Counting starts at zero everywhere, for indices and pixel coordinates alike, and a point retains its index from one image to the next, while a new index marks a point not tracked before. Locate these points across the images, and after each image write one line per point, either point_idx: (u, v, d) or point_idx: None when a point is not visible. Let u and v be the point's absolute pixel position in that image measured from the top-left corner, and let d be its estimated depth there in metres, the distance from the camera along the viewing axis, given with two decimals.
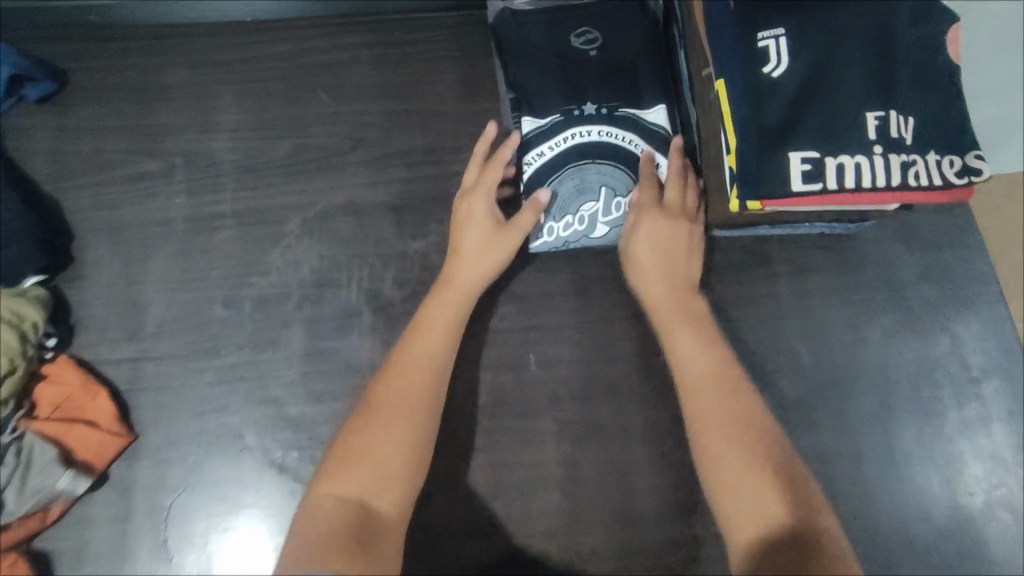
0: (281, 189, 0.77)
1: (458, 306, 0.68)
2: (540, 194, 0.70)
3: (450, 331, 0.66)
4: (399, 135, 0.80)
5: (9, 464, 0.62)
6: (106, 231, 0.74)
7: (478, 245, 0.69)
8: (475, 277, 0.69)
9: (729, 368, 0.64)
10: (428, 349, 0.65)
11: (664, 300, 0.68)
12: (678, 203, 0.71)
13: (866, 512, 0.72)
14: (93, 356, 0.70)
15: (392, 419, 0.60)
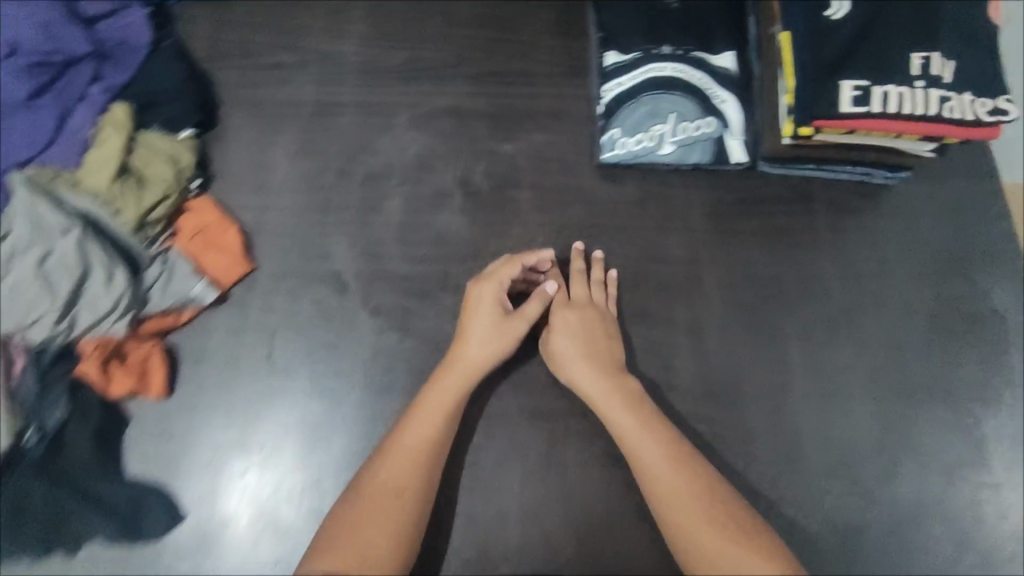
0: (396, 90, 0.90)
1: (459, 392, 0.72)
2: (548, 287, 0.77)
3: (451, 417, 0.71)
4: (499, 58, 0.93)
5: (156, 269, 0.75)
6: (246, 104, 0.88)
7: (486, 332, 0.73)
8: (476, 368, 0.73)
9: (662, 446, 0.69)
10: (424, 430, 0.69)
11: (594, 391, 0.74)
12: (583, 297, 0.80)
13: (878, 418, 0.81)
14: (226, 200, 0.83)
15: (380, 498, 0.65)
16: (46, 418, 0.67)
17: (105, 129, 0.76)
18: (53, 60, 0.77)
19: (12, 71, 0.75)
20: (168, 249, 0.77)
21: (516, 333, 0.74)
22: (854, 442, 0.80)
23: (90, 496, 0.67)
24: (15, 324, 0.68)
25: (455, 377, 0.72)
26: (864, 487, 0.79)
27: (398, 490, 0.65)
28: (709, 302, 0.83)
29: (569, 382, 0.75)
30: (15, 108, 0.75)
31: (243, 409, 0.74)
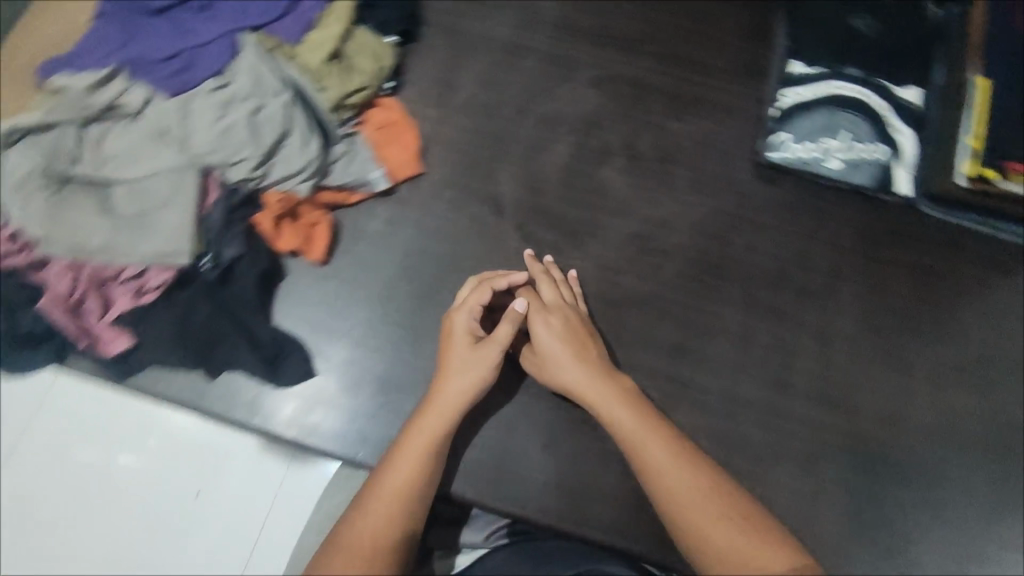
0: (583, 49, 0.95)
1: (440, 429, 0.67)
2: (517, 302, 0.73)
3: (434, 453, 0.65)
4: (684, 45, 0.97)
5: (342, 148, 0.80)
6: (446, 28, 0.94)
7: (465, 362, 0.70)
8: (457, 396, 0.68)
9: (656, 442, 0.66)
10: (404, 471, 0.63)
11: (590, 389, 0.71)
12: (559, 299, 0.77)
13: (992, 472, 0.79)
14: (411, 107, 0.88)
15: (358, 545, 0.58)
16: (223, 249, 0.72)
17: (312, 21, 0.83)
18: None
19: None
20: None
21: (495, 356, 0.70)
22: (962, 488, 0.78)
23: (244, 329, 0.72)
24: (219, 159, 0.73)
25: (432, 415, 0.67)
26: (965, 535, 0.76)
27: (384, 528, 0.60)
28: (839, 315, 0.84)
29: (566, 389, 0.72)
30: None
31: (389, 296, 0.78)
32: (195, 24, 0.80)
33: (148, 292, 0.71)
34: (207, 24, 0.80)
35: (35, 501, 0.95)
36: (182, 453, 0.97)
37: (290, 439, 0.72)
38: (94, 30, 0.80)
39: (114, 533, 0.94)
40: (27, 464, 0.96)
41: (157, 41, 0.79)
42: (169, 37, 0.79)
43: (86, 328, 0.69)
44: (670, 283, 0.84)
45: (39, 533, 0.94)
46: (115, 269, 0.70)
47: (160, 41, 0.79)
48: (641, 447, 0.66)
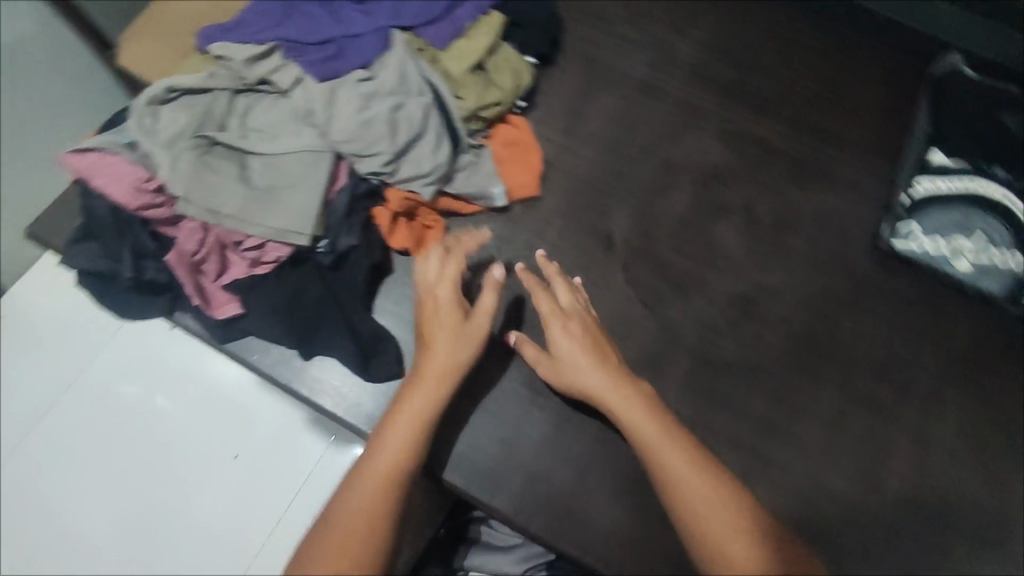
0: (715, 100, 0.94)
1: (422, 416, 0.66)
2: (497, 271, 0.71)
3: (416, 440, 0.65)
4: (819, 112, 0.94)
5: (469, 158, 0.81)
6: (583, 58, 0.95)
7: (449, 334, 0.69)
8: (439, 379, 0.68)
9: (667, 441, 0.66)
10: (387, 460, 0.63)
11: (611, 395, 0.69)
12: (572, 301, 0.75)
13: None
14: (538, 130, 0.89)
15: (354, 515, 0.61)
16: (340, 237, 0.74)
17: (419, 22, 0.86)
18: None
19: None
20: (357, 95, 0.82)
21: (479, 330, 0.70)
22: None
23: (347, 318, 0.74)
24: (352, 149, 0.75)
25: (412, 401, 0.67)
26: None
27: (379, 501, 0.61)
28: (944, 420, 0.79)
29: (584, 393, 0.71)
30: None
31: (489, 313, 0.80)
32: (352, 14, 0.82)
33: (262, 265, 0.72)
34: (364, 16, 0.82)
35: (88, 424, 0.99)
36: (232, 414, 0.99)
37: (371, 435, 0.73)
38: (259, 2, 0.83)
39: (150, 474, 0.96)
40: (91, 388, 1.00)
41: (312, 23, 0.80)
42: (326, 22, 0.81)
43: (202, 288, 0.71)
44: (770, 352, 0.81)
45: (84, 456, 0.97)
46: (239, 236, 0.71)
47: (317, 24, 0.80)
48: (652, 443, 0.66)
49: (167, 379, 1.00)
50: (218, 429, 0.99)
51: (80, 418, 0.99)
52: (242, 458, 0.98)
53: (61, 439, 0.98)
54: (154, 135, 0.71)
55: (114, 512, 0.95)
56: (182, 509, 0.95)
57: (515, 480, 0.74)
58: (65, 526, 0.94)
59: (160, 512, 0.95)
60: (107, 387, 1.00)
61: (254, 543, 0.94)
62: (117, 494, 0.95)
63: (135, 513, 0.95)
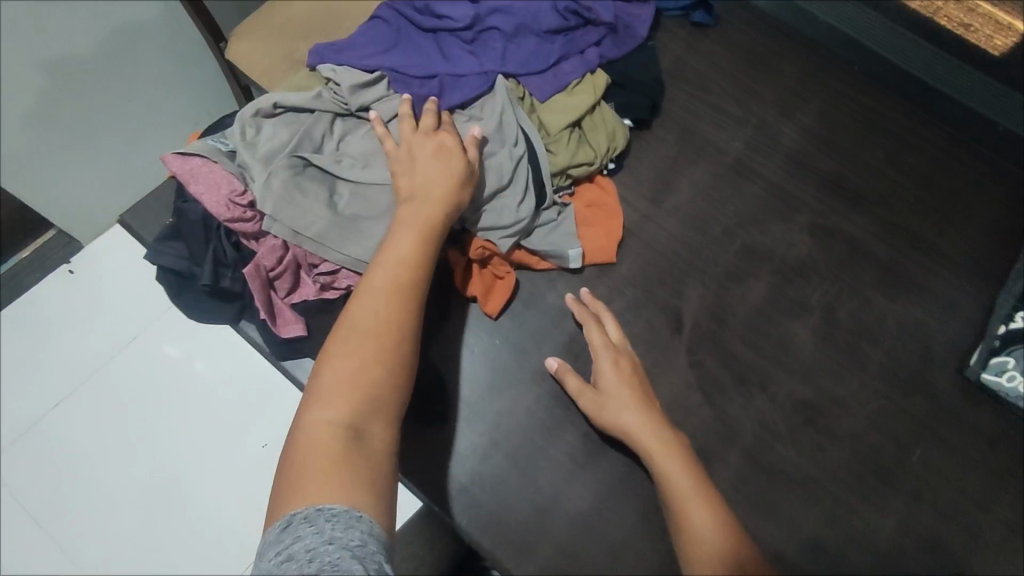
0: (810, 190, 0.91)
1: (407, 263, 0.66)
2: (476, 127, 0.73)
3: (407, 286, 0.66)
4: (918, 219, 0.90)
5: (552, 215, 0.80)
6: (679, 127, 0.93)
7: (439, 172, 0.70)
8: (423, 221, 0.68)
9: (698, 497, 0.66)
10: (378, 301, 0.64)
11: (652, 441, 0.69)
12: (623, 343, 0.76)
13: None
14: (623, 195, 0.88)
15: (353, 342, 0.62)
16: None
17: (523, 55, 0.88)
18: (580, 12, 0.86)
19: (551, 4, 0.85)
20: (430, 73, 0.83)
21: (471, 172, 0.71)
22: None
23: None
24: None
25: (395, 246, 0.67)
26: None
27: (379, 334, 0.62)
28: None
29: (623, 433, 0.70)
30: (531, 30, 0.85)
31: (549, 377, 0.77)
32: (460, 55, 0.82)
33: (331, 290, 0.73)
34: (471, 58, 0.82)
35: (127, 385, 1.03)
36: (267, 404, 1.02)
37: (407, 479, 0.72)
38: (371, 26, 0.83)
39: (180, 448, 1.01)
40: (135, 351, 1.05)
41: (421, 57, 0.81)
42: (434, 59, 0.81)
43: (271, 304, 0.72)
44: (830, 469, 0.77)
45: (122, 421, 1.02)
46: (316, 259, 0.72)
47: (425, 60, 0.81)
48: (672, 481, 0.67)
49: (205, 349, 1.04)
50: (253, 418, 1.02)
51: (123, 379, 1.04)
52: (270, 447, 1.01)
53: (103, 401, 1.03)
54: (254, 148, 0.73)
55: (139, 477, 1.00)
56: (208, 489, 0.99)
57: (546, 555, 0.70)
58: (99, 484, 1.00)
59: (187, 487, 1.00)
60: (152, 360, 1.05)
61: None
62: (149, 460, 1.00)
63: (164, 482, 1.00)
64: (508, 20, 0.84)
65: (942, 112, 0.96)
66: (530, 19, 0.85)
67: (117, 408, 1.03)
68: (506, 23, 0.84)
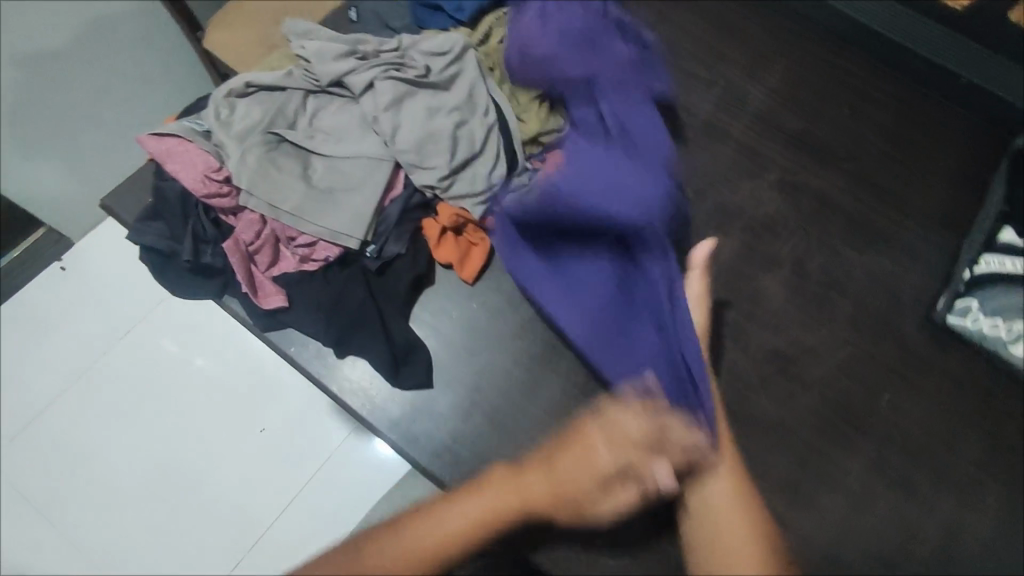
0: (778, 148, 0.92)
1: (484, 517, 0.63)
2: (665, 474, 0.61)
3: (473, 534, 0.63)
4: (885, 172, 0.92)
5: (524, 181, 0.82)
6: (648, 91, 0.95)
7: (574, 472, 0.63)
8: (516, 498, 0.64)
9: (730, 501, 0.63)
10: (439, 530, 0.62)
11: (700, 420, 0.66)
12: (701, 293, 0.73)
13: None
14: None
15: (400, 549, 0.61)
16: (388, 244, 0.76)
17: (497, 25, 0.89)
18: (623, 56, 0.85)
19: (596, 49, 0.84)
20: (406, 49, 0.83)
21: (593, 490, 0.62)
22: None
23: (385, 326, 0.75)
24: (411, 160, 0.77)
25: (485, 496, 0.65)
26: None
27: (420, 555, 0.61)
28: (979, 513, 0.76)
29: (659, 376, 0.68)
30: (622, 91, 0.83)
31: (527, 339, 0.79)
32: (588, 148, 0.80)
33: (311, 262, 0.75)
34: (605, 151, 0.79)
35: (126, 377, 1.08)
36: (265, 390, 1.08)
37: (393, 441, 0.74)
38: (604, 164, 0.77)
39: (181, 435, 1.05)
40: (132, 346, 1.09)
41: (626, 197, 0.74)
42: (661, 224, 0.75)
43: (253, 276, 0.74)
44: (802, 415, 0.79)
45: (121, 410, 1.06)
46: (294, 232, 0.74)
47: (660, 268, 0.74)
48: (707, 490, 0.64)
49: (202, 343, 1.10)
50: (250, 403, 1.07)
51: (122, 369, 1.08)
52: (268, 432, 1.06)
53: (103, 391, 1.07)
54: (228, 127, 0.75)
55: (141, 461, 1.04)
56: (207, 474, 1.04)
57: None
58: (101, 471, 1.03)
59: (187, 473, 1.04)
60: (152, 350, 1.09)
61: (273, 512, 1.02)
62: (150, 447, 1.04)
63: (163, 467, 1.04)
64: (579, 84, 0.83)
65: (910, 68, 0.97)
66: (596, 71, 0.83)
67: (116, 396, 1.07)
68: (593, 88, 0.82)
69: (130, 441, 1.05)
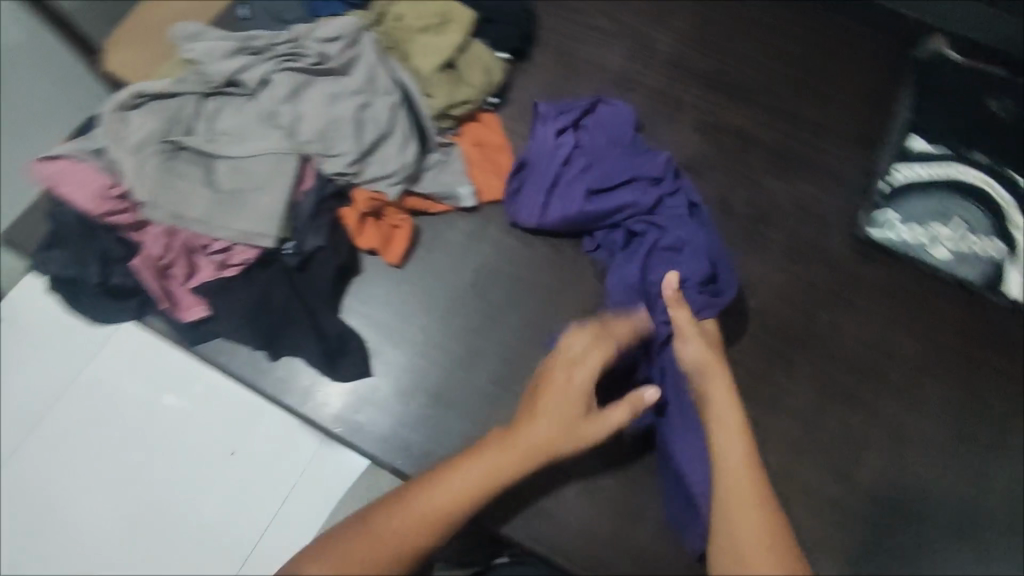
0: (692, 89, 0.92)
1: (482, 479, 0.61)
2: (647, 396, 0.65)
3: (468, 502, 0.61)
4: (798, 98, 0.92)
5: (438, 156, 0.81)
6: (557, 49, 0.93)
7: (558, 415, 0.64)
8: (508, 449, 0.63)
9: (753, 500, 0.59)
10: (436, 500, 0.60)
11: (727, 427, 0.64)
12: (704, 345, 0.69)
13: None
14: (510, 126, 0.88)
15: (395, 521, 0.58)
16: (306, 239, 0.74)
17: (387, 5, 0.86)
18: (568, 118, 0.83)
19: (538, 130, 0.81)
20: (299, 38, 0.79)
21: (587, 434, 0.64)
22: None
23: (314, 320, 0.74)
24: (318, 150, 0.75)
25: (478, 458, 0.62)
26: None
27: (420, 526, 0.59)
28: (921, 413, 0.78)
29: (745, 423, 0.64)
30: (584, 152, 0.82)
31: (463, 313, 0.78)
32: (573, 212, 0.78)
33: (231, 267, 0.73)
34: (589, 207, 0.78)
35: (85, 421, 1.03)
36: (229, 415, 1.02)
37: (336, 434, 0.73)
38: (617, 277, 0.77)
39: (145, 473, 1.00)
40: (87, 386, 1.04)
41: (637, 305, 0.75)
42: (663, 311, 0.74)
43: (169, 291, 0.72)
44: (742, 347, 0.81)
45: (80, 457, 1.01)
46: (206, 240, 0.72)
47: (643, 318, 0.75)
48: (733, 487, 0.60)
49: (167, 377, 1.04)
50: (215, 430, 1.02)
51: (77, 415, 1.03)
52: (239, 454, 1.00)
53: (59, 441, 1.02)
54: (121, 142, 0.71)
55: (109, 507, 0.99)
56: (181, 508, 0.99)
57: None
58: (68, 522, 0.99)
59: (158, 511, 0.99)
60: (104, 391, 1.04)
61: (245, 547, 0.96)
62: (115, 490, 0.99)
63: (134, 509, 0.99)
64: (538, 168, 0.80)
65: None
66: (547, 147, 0.80)
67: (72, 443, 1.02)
68: (550, 166, 0.79)
69: (94, 484, 1.00)
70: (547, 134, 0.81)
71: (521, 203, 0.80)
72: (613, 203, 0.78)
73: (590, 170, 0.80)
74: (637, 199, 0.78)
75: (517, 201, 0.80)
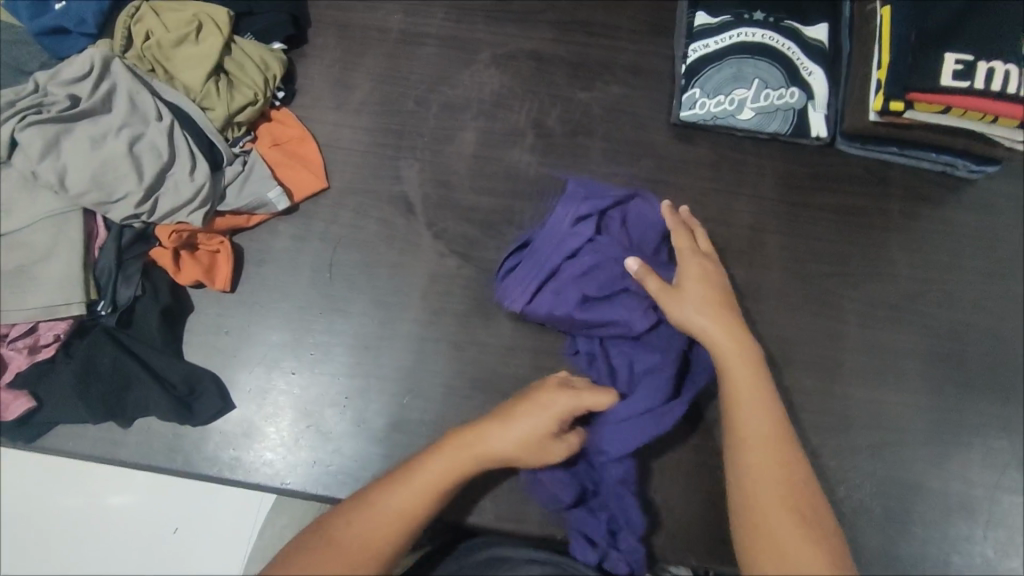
0: (482, 28, 0.90)
1: (432, 487, 0.62)
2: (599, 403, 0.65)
3: (417, 514, 0.61)
4: (586, 6, 0.91)
5: (237, 167, 0.76)
6: (334, 25, 0.88)
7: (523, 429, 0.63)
8: (460, 463, 0.63)
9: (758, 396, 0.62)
10: (397, 501, 0.60)
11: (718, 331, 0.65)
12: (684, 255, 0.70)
13: (916, 401, 0.79)
14: (308, 116, 0.85)
15: (363, 533, 0.58)
16: (118, 289, 0.71)
17: (134, 24, 0.77)
18: (598, 205, 0.74)
19: (559, 209, 0.74)
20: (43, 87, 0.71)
21: (534, 455, 0.63)
22: (883, 417, 0.78)
23: (153, 370, 0.71)
24: (96, 199, 0.69)
25: (432, 462, 0.63)
26: (891, 457, 0.77)
27: (379, 533, 0.59)
28: (768, 269, 0.82)
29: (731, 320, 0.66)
30: (597, 250, 0.73)
31: (314, 318, 0.76)
32: (558, 313, 0.73)
33: (44, 348, 0.69)
34: (576, 314, 0.72)
35: (16, 548, 0.99)
36: (160, 494, 1.00)
37: (213, 475, 0.71)
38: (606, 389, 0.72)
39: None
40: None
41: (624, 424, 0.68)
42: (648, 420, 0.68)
43: None
44: None
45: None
46: (6, 328, 0.69)
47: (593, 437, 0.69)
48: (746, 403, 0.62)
49: (99, 481, 1.01)
50: (150, 512, 1.00)
51: None
52: (182, 530, 1.00)
53: None
54: None
55: None
56: None
57: (372, 469, 0.72)
58: None
59: None
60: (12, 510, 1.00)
61: None
62: None
63: None
64: (539, 252, 0.75)
65: None
66: (558, 235, 0.74)
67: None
68: (553, 254, 0.74)
69: None
70: (565, 218, 0.74)
71: (510, 284, 0.75)
72: (605, 312, 0.72)
73: (591, 273, 0.73)
74: (630, 319, 0.71)
75: (506, 280, 0.76)
